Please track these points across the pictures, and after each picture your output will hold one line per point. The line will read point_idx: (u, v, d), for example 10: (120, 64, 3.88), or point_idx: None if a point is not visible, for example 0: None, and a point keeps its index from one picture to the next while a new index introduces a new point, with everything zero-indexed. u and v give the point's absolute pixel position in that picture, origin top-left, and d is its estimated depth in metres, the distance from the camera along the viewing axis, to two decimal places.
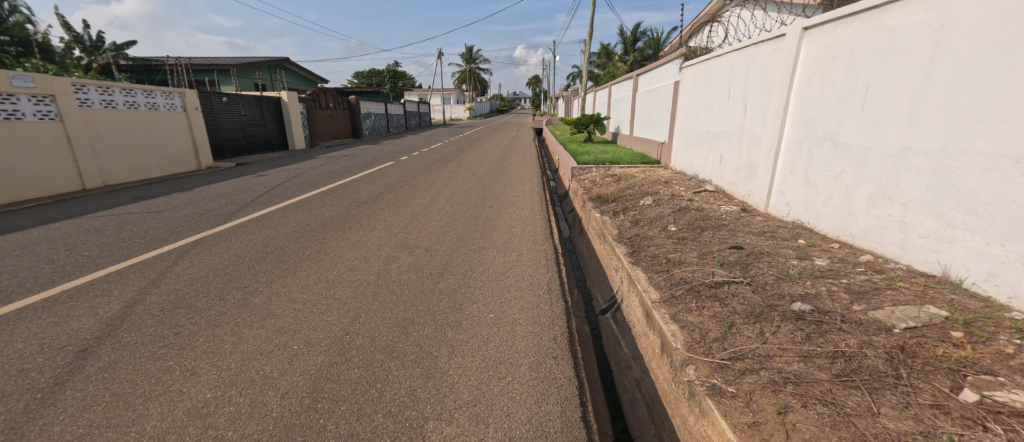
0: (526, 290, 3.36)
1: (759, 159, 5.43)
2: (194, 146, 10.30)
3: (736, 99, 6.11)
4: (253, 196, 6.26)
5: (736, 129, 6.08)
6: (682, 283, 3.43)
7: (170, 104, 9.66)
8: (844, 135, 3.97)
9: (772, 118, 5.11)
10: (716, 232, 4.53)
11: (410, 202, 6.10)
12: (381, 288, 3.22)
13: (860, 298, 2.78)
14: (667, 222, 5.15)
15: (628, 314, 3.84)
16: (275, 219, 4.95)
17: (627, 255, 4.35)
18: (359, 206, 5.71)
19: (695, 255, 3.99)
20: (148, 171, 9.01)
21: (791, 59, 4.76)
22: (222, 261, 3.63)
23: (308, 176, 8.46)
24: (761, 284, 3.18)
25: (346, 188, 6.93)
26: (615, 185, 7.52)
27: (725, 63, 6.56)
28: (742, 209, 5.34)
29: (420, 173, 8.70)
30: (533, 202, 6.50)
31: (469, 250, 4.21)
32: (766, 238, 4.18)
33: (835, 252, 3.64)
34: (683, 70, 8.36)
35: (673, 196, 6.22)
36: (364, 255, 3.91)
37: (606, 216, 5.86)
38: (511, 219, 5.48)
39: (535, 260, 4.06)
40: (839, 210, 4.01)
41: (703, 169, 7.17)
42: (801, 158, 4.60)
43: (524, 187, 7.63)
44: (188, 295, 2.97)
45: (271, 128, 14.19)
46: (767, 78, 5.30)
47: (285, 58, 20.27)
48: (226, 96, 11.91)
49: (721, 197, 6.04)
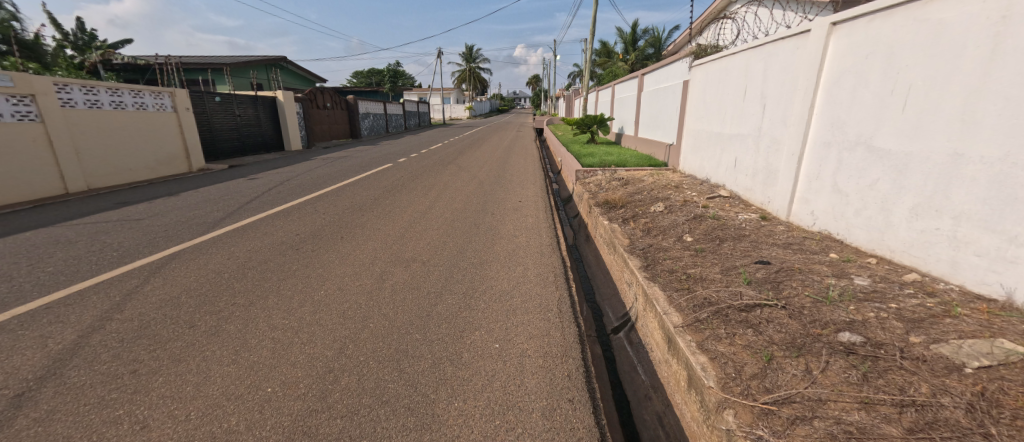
0: (534, 313, 3.02)
1: (779, 163, 5.10)
2: (185, 147, 9.97)
3: (753, 100, 5.77)
4: (241, 202, 5.92)
5: (753, 131, 5.75)
6: (707, 305, 3.09)
7: (159, 104, 9.32)
8: (881, 139, 3.64)
9: (795, 120, 4.78)
10: (737, 244, 4.20)
11: (408, 209, 5.75)
12: (373, 312, 2.88)
13: (916, 328, 2.44)
14: (682, 231, 4.81)
15: (644, 335, 3.50)
16: (262, 228, 4.61)
17: (642, 269, 4.01)
18: (353, 214, 5.38)
19: (718, 271, 3.65)
20: (136, 174, 8.68)
21: (817, 57, 4.43)
22: (198, 279, 3.29)
23: (302, 179, 8.11)
24: (798, 307, 2.85)
25: (341, 193, 6.57)
26: (623, 190, 7.18)
27: (739, 62, 6.23)
28: (761, 217, 5.00)
29: (418, 176, 8.33)
30: (537, 208, 6.15)
31: (470, 264, 3.86)
32: (794, 251, 3.84)
33: (874, 269, 3.31)
34: (692, 69, 8.03)
35: (685, 202, 5.89)
36: (356, 271, 3.57)
37: (615, 223, 5.52)
38: (515, 228, 5.14)
39: (542, 275, 3.72)
40: (874, 221, 3.67)
41: (715, 172, 6.84)
42: (828, 163, 4.26)
43: (528, 192, 7.27)
44: (154, 321, 2.64)
45: (266, 128, 13.86)
46: (788, 77, 4.98)
47: (281, 57, 19.90)
48: (219, 96, 11.56)
49: (737, 204, 5.70)
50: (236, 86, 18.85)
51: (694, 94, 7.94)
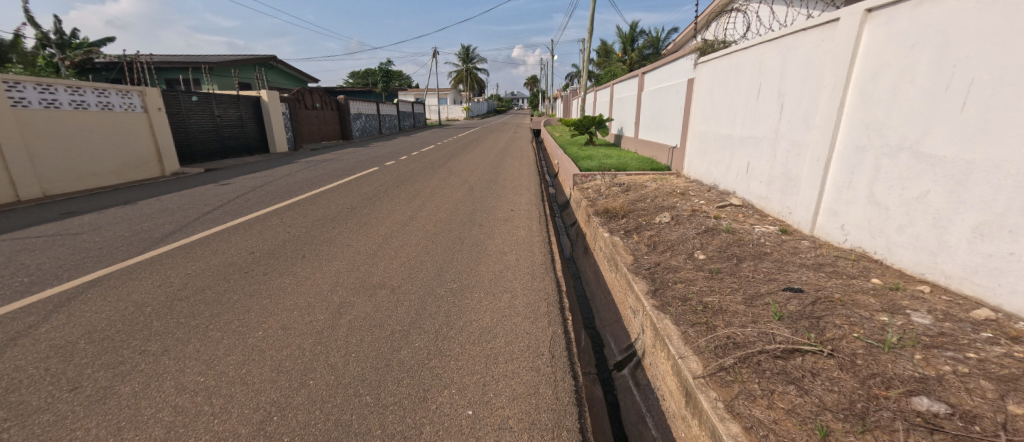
0: (520, 361, 2.42)
1: (800, 169, 4.55)
2: (157, 150, 9.40)
3: (768, 99, 5.23)
4: (199, 213, 5.32)
5: (768, 133, 5.21)
6: (733, 348, 2.52)
7: (127, 104, 8.73)
8: (933, 144, 3.11)
9: (820, 120, 4.24)
10: (759, 265, 3.63)
11: (387, 221, 5.16)
12: (318, 360, 2.30)
13: (1014, 392, 1.91)
14: (693, 247, 4.24)
15: (653, 378, 2.93)
16: (215, 245, 4.03)
17: (649, 295, 3.44)
18: (324, 227, 4.79)
19: (741, 301, 3.08)
20: (99, 179, 8.08)
21: (848, 49, 3.89)
22: (109, 315, 2.69)
23: (277, 184, 7.50)
24: (849, 354, 2.29)
25: (315, 201, 5.98)
26: (624, 197, 6.62)
27: (752, 58, 5.68)
28: (782, 231, 4.44)
29: (404, 182, 7.72)
30: (530, 218, 5.57)
31: (448, 291, 3.27)
32: (828, 275, 3.28)
33: (930, 301, 2.75)
34: (698, 66, 7.46)
35: (693, 212, 5.33)
36: (309, 301, 2.99)
37: (616, 236, 4.96)
38: (505, 242, 4.56)
39: (532, 305, 3.14)
40: (924, 240, 3.15)
41: (724, 178, 6.30)
42: (862, 171, 3.72)
43: (521, 199, 6.69)
44: (25, 382, 2.04)
45: (249, 129, 13.24)
46: (811, 72, 4.44)
47: (270, 56, 19.27)
48: (196, 96, 10.96)
49: (750, 214, 5.16)
50: (222, 85, 18.22)
51: (700, 92, 7.37)
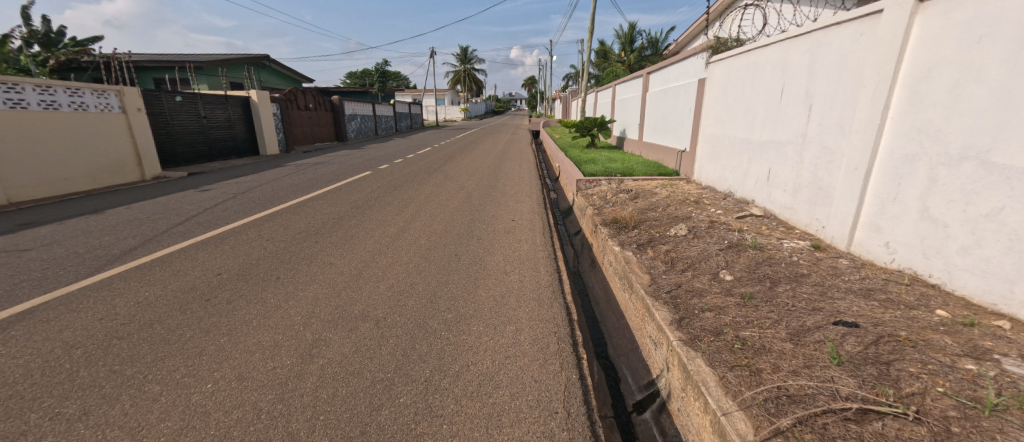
0: (528, 425, 1.97)
1: (833, 177, 4.10)
2: (136, 153, 8.94)
3: (793, 100, 4.78)
4: (170, 224, 4.85)
5: (793, 138, 4.76)
6: (789, 404, 2.06)
7: (103, 104, 8.27)
8: (1007, 153, 2.67)
9: (858, 124, 3.79)
10: (798, 290, 3.18)
11: (375, 234, 4.68)
12: (277, 428, 1.85)
13: None
14: (718, 266, 3.78)
15: (685, 430, 2.48)
16: (178, 266, 3.57)
17: (674, 326, 2.97)
18: (305, 241, 4.33)
19: (786, 337, 2.62)
20: (72, 184, 7.64)
21: (896, 44, 3.44)
22: (29, 363, 2.24)
23: (261, 190, 7.03)
24: (940, 419, 1.84)
25: (299, 210, 5.52)
26: (633, 205, 6.17)
27: (773, 55, 5.23)
28: (814, 247, 3.99)
29: (398, 188, 7.26)
30: (533, 230, 5.12)
31: (441, 324, 2.81)
32: (882, 305, 2.83)
33: (1018, 343, 2.30)
34: (711, 65, 7.00)
35: (712, 223, 4.88)
36: (277, 338, 2.53)
37: (628, 251, 4.50)
38: (506, 259, 4.10)
39: (538, 342, 2.69)
40: (997, 264, 2.71)
41: (741, 185, 5.85)
42: (912, 182, 3.27)
43: (522, 207, 6.23)
44: None
45: (238, 130, 12.75)
46: (847, 70, 3.99)
47: (262, 55, 18.77)
48: (180, 95, 10.50)
49: (775, 226, 4.71)
50: (211, 86, 17.69)
51: (713, 93, 6.91)
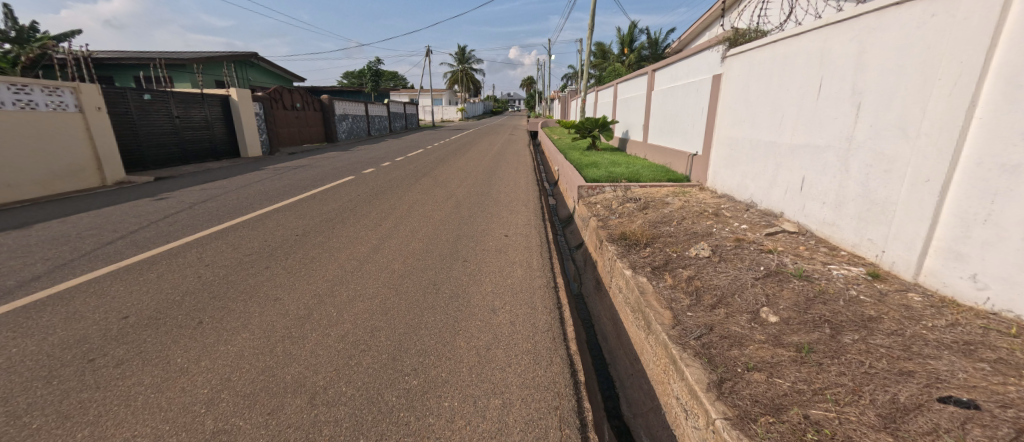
0: None
1: (892, 191, 3.37)
2: (96, 157, 8.17)
3: (834, 98, 4.06)
4: (98, 244, 4.12)
5: (835, 142, 4.02)
6: None
7: (56, 102, 7.50)
8: None
9: (930, 126, 3.07)
10: (870, 343, 2.44)
11: (340, 256, 3.93)
12: None
13: None
14: (756, 302, 3.04)
15: None
16: (77, 306, 2.83)
17: (713, 394, 2.23)
18: (254, 266, 3.61)
19: (879, 423, 1.90)
20: (17, 191, 6.87)
21: (986, 26, 2.73)
22: None
23: (225, 199, 6.29)
24: None
25: (258, 224, 4.79)
26: (642, 217, 5.45)
27: (808, 45, 4.49)
28: (873, 276, 3.25)
29: (379, 196, 6.50)
30: (527, 248, 4.40)
31: (401, 397, 2.08)
32: (997, 371, 2.12)
33: None
34: (728, 59, 6.27)
35: (739, 242, 4.16)
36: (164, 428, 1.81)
37: (642, 276, 3.76)
38: (494, 290, 3.35)
39: (532, 428, 1.95)
40: None
41: (767, 194, 5.11)
42: (1015, 200, 2.56)
43: (517, 219, 5.50)
44: None
45: (216, 131, 12.00)
46: (912, 60, 3.26)
47: (248, 53, 17.98)
48: (149, 93, 9.76)
49: (814, 245, 3.98)
50: (193, 85, 17.01)
51: (731, 91, 6.18)
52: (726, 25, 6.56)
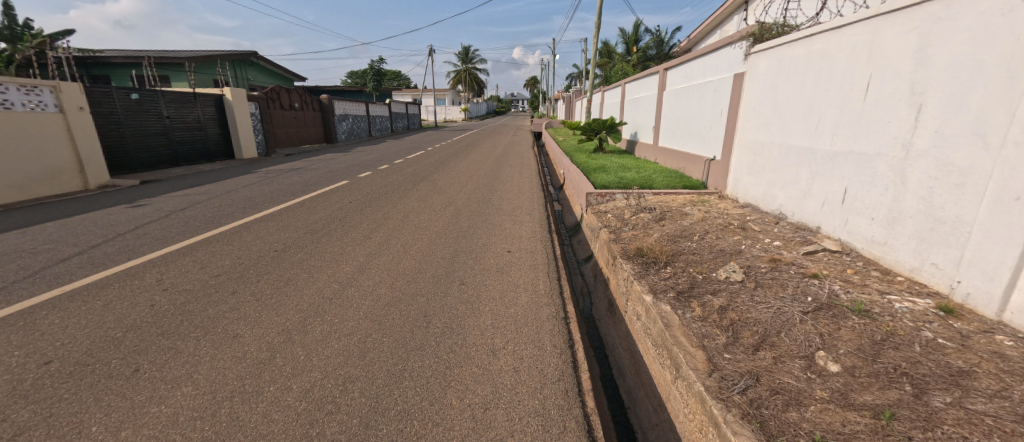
0: None
1: (967, 210, 2.83)
2: (78, 159, 7.74)
3: (887, 98, 3.53)
4: (49, 261, 3.67)
5: (888, 148, 3.49)
6: None
7: (34, 102, 7.07)
8: None
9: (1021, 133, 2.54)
10: (969, 409, 1.93)
11: (320, 278, 3.44)
12: None
13: None
14: (810, 346, 2.52)
15: None
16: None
17: None
18: (218, 292, 3.11)
19: None
20: None
21: None
22: None
23: (206, 206, 5.82)
24: None
25: (235, 238, 4.32)
26: (659, 230, 4.94)
27: (851, 39, 3.97)
28: (948, 311, 2.72)
29: (372, 203, 6.02)
30: (533, 267, 3.90)
31: None
32: None
33: None
34: (754, 56, 5.74)
35: (776, 262, 3.64)
36: None
37: (666, 304, 3.25)
38: (494, 323, 2.86)
39: None
40: None
41: (801, 206, 4.58)
42: None
43: (522, 231, 5.00)
44: None
45: (210, 132, 11.57)
46: (996, 54, 2.73)
47: (246, 51, 17.60)
48: (137, 93, 9.34)
49: (863, 268, 3.45)
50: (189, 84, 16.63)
51: (755, 90, 5.65)
52: (750, 19, 6.01)
